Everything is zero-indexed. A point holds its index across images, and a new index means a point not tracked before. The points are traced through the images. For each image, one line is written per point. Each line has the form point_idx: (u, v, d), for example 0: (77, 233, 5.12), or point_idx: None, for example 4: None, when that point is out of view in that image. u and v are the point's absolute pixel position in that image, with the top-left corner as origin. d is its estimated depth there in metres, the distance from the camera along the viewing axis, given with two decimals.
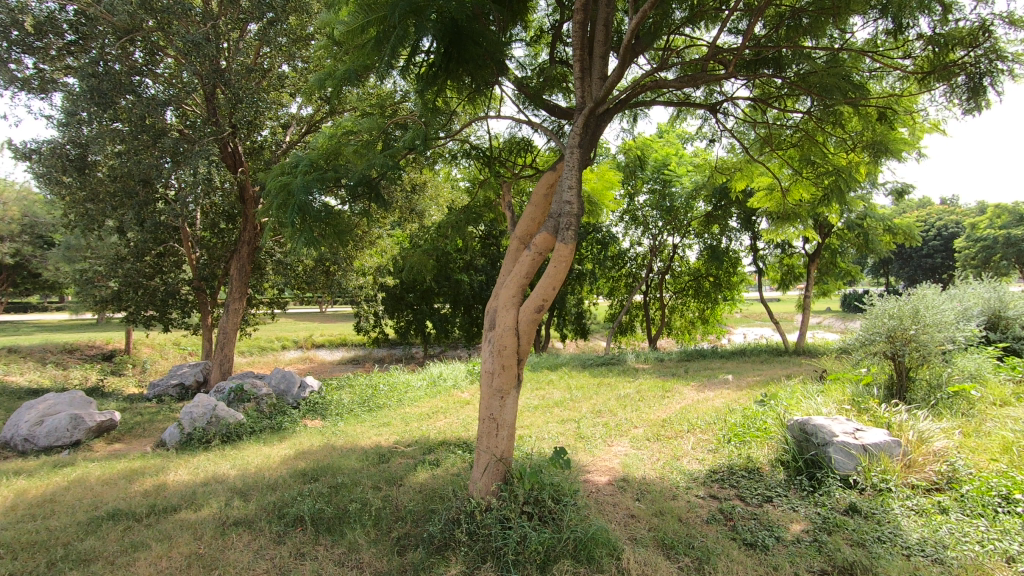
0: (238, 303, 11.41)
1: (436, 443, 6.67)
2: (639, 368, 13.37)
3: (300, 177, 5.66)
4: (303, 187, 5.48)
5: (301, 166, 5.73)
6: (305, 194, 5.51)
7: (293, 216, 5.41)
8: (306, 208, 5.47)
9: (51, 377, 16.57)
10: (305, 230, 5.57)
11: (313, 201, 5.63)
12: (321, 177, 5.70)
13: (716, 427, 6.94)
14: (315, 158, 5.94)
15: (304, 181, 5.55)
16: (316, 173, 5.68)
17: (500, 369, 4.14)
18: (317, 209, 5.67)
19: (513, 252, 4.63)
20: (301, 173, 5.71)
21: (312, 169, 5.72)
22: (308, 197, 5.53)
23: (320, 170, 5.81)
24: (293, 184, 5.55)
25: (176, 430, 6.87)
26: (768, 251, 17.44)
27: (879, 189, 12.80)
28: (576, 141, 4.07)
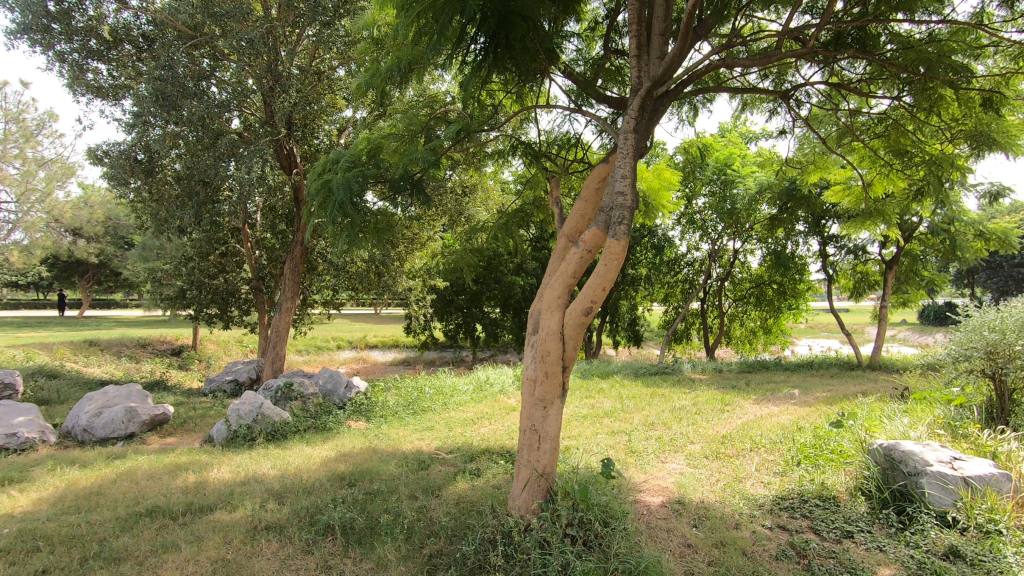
0: (291, 302, 11.58)
1: (479, 451, 6.41)
2: (696, 378, 12.68)
3: (341, 173, 5.52)
4: (343, 186, 5.35)
5: (343, 162, 5.60)
6: (346, 191, 5.36)
7: (333, 215, 5.28)
8: (347, 206, 5.34)
9: (124, 370, 17.55)
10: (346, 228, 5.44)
11: (355, 197, 5.49)
12: (362, 174, 5.56)
13: (783, 446, 6.34)
14: (357, 155, 5.81)
15: (346, 177, 5.42)
16: (357, 170, 5.54)
17: (544, 377, 3.81)
18: (358, 207, 5.54)
19: (560, 250, 4.29)
20: (342, 169, 5.58)
21: (353, 166, 5.58)
22: (349, 195, 5.39)
23: (362, 167, 5.68)
24: (333, 181, 5.42)
25: (223, 426, 6.93)
26: (840, 256, 16.22)
27: (971, 189, 11.64)
28: (631, 126, 3.70)
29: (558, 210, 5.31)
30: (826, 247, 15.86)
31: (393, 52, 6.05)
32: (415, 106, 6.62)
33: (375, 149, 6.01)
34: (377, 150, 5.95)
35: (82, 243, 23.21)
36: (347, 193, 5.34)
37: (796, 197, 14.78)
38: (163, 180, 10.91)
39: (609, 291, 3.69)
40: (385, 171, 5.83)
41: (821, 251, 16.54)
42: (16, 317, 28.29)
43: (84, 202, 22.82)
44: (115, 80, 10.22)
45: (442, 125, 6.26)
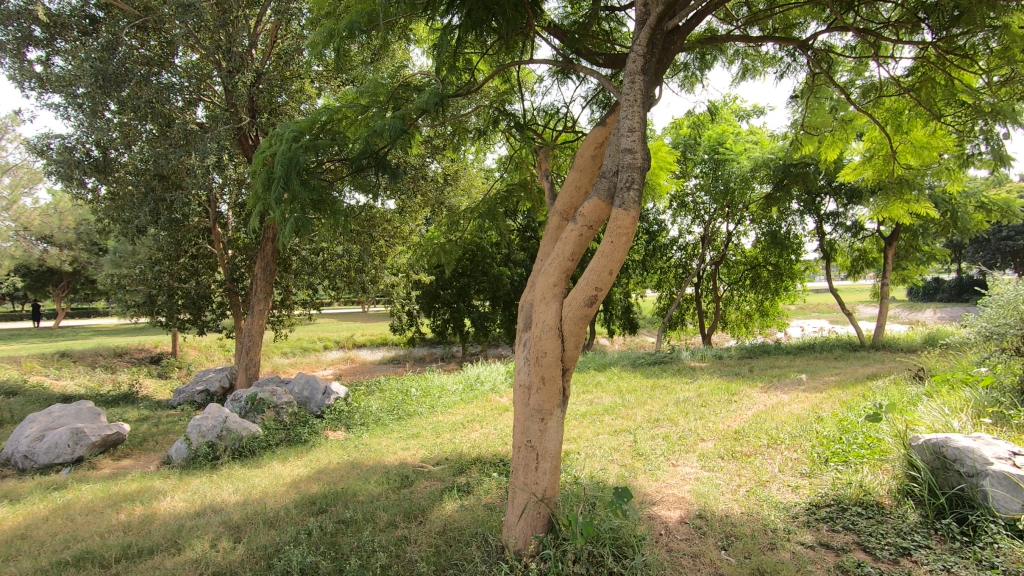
0: (263, 304, 10.78)
1: (469, 461, 5.76)
2: (696, 367, 12.09)
3: (285, 144, 4.81)
4: (289, 158, 4.67)
5: (289, 132, 4.87)
6: (293, 165, 4.69)
7: (277, 192, 4.59)
8: (294, 183, 4.67)
9: (98, 382, 16.64)
10: (292, 206, 4.76)
11: (302, 174, 4.79)
12: (312, 145, 4.88)
13: (804, 441, 5.74)
14: (306, 122, 5.07)
15: (290, 149, 4.72)
16: (305, 140, 4.84)
17: (539, 383, 3.16)
18: (307, 182, 4.88)
19: (554, 230, 3.65)
20: (285, 139, 4.85)
21: (300, 136, 4.87)
22: (297, 169, 4.72)
23: (311, 138, 4.97)
24: (277, 152, 4.72)
25: (183, 445, 6.20)
26: (837, 234, 15.72)
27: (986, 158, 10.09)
28: (637, 68, 3.10)
29: (548, 187, 4.65)
30: (822, 225, 15.35)
31: (353, 13, 5.30)
32: (383, 77, 5.93)
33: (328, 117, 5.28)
34: (329, 117, 5.21)
35: (54, 250, 22.12)
36: (295, 168, 4.66)
37: (792, 173, 14.21)
38: (123, 176, 10.09)
39: (617, 274, 3.06)
40: (339, 140, 5.15)
41: (817, 229, 16.04)
42: None
43: (52, 207, 21.72)
44: (61, 69, 9.34)
45: (412, 94, 5.57)
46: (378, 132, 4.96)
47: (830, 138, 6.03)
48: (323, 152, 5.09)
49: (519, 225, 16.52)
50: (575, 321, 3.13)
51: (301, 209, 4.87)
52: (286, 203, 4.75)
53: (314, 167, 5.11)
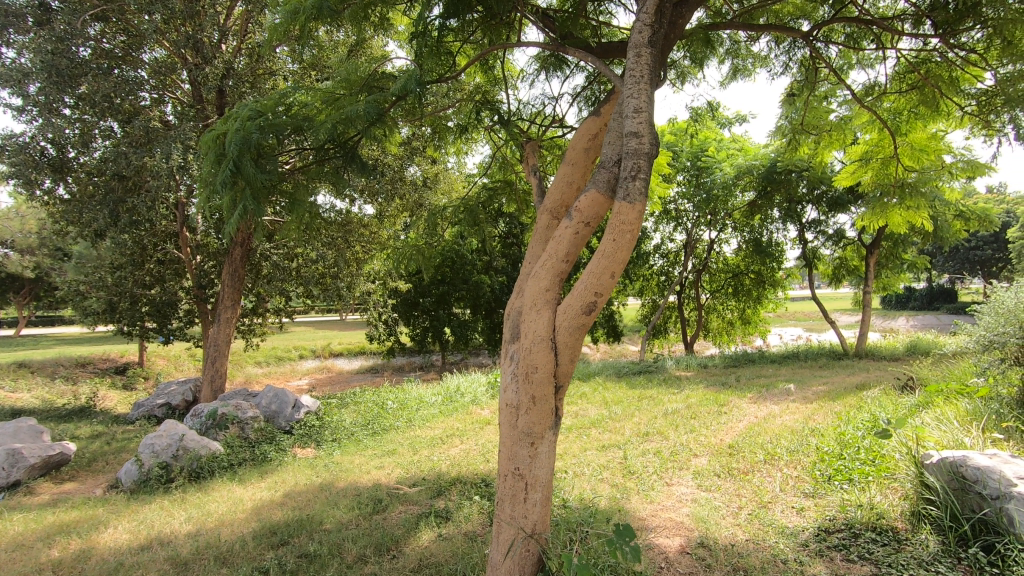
0: (230, 312, 10.19)
1: (448, 482, 5.34)
2: (682, 376, 11.82)
3: (239, 122, 4.47)
4: (242, 138, 4.32)
5: (246, 111, 4.54)
6: (247, 145, 4.34)
7: (227, 173, 4.25)
8: (247, 163, 4.32)
9: (57, 394, 15.74)
10: (245, 190, 4.41)
11: (258, 158, 4.46)
12: (270, 127, 4.55)
13: (802, 456, 5.45)
14: (265, 103, 4.74)
15: (242, 129, 4.36)
16: (261, 119, 4.51)
17: (530, 401, 2.79)
18: (262, 165, 4.53)
19: (544, 229, 3.31)
20: (240, 117, 4.53)
21: (258, 115, 4.52)
22: (251, 150, 4.38)
23: (271, 118, 4.65)
24: (231, 131, 4.38)
25: (133, 467, 5.64)
26: (819, 243, 15.71)
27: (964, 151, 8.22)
28: (644, 39, 2.90)
29: (535, 184, 4.30)
30: (805, 233, 15.30)
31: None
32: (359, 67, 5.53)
33: (291, 99, 4.97)
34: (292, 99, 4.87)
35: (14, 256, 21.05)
36: (248, 148, 4.32)
37: (775, 180, 14.15)
38: (84, 176, 9.49)
39: (619, 276, 2.73)
40: (303, 124, 4.84)
41: (799, 236, 16.00)
42: None
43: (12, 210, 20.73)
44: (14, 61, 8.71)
45: (388, 82, 5.18)
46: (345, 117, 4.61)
47: (828, 136, 5.83)
48: (285, 135, 4.77)
49: (501, 232, 16.20)
50: (571, 331, 2.78)
51: (256, 193, 4.52)
52: (238, 187, 4.40)
53: (274, 153, 4.71)
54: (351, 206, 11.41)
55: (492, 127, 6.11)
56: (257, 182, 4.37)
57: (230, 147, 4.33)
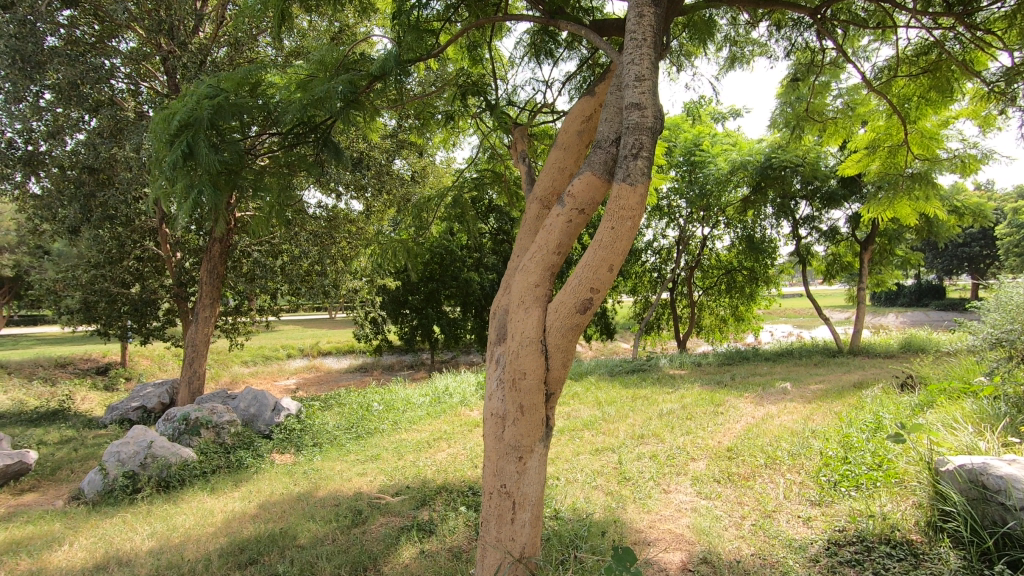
0: (208, 311, 9.82)
1: (433, 490, 5.05)
2: (676, 375, 11.57)
3: (195, 101, 4.27)
4: (193, 116, 4.12)
5: (203, 89, 4.34)
6: (202, 125, 4.15)
7: (179, 153, 4.04)
8: (200, 145, 4.10)
9: (35, 395, 15.26)
10: (200, 173, 4.22)
11: (214, 141, 4.29)
12: (230, 106, 4.34)
13: (805, 460, 5.20)
14: (226, 81, 4.54)
15: (196, 109, 4.20)
16: (220, 99, 4.30)
17: (518, 411, 2.52)
18: (221, 148, 4.28)
19: (533, 220, 3.04)
20: (196, 96, 4.34)
21: (214, 95, 4.33)
22: (206, 131, 4.19)
23: (231, 98, 4.38)
24: (184, 111, 4.21)
25: (97, 476, 5.30)
26: (813, 239, 15.53)
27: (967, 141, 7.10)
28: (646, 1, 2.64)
29: (524, 172, 3.99)
30: (799, 229, 15.10)
31: None
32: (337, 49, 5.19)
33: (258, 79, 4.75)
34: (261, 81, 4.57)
35: None
36: (202, 128, 4.13)
37: (770, 176, 13.93)
38: (54, 168, 9.05)
39: (617, 271, 2.48)
40: (266, 105, 4.65)
41: (793, 232, 15.81)
42: None
43: None
44: None
45: (365, 64, 4.86)
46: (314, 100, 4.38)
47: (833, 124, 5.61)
48: (248, 117, 4.48)
49: (491, 228, 15.91)
50: (562, 333, 2.51)
51: (213, 177, 4.32)
52: (192, 169, 4.19)
53: (233, 136, 4.48)
54: (337, 201, 11.05)
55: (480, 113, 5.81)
56: (213, 165, 4.15)
57: (184, 128, 4.14)
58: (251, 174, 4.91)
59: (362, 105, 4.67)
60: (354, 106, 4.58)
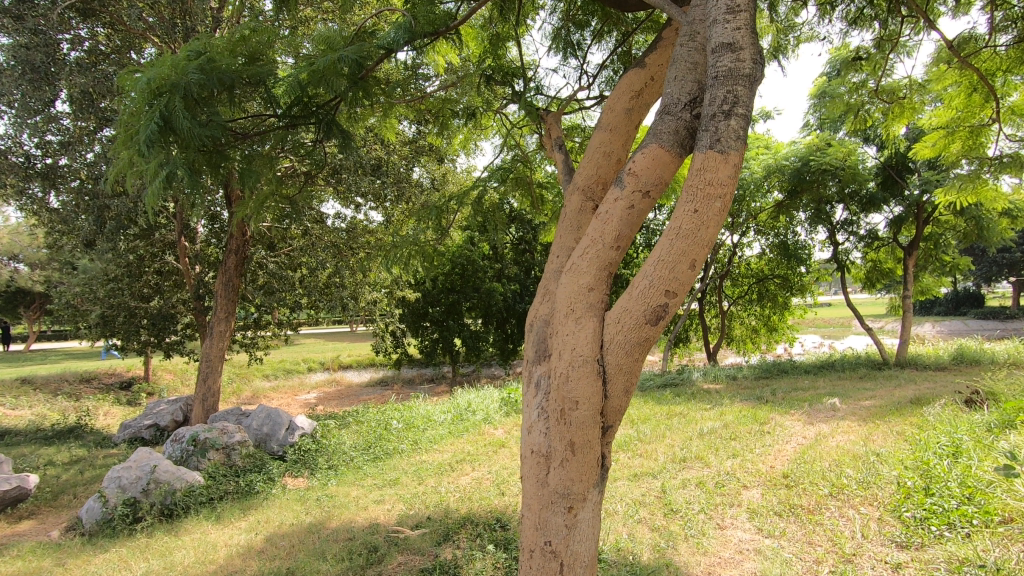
0: (223, 324, 9.51)
1: (458, 523, 4.54)
2: (711, 390, 10.86)
3: (172, 62, 4.03)
4: (172, 81, 3.87)
5: (185, 49, 4.16)
6: (180, 90, 3.89)
7: (152, 125, 3.75)
8: (177, 115, 3.83)
9: (59, 411, 15.16)
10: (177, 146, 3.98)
11: (196, 108, 4.03)
12: (216, 73, 4.09)
13: (880, 490, 4.58)
14: (217, 46, 4.39)
15: (174, 66, 3.97)
16: (202, 60, 4.06)
17: (569, 449, 2.38)
18: (200, 119, 4.01)
19: (575, 217, 2.77)
20: (176, 58, 4.13)
21: (197, 57, 4.12)
22: (185, 97, 3.93)
23: (216, 60, 4.17)
24: (160, 76, 3.94)
25: (96, 504, 4.90)
26: (850, 244, 14.75)
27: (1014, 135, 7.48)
28: None
29: (560, 159, 3.57)
30: (836, 234, 14.35)
31: None
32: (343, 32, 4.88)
33: (258, 44, 4.62)
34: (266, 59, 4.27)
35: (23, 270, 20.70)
36: (180, 94, 3.87)
37: (806, 180, 13.17)
38: (69, 179, 8.88)
39: (679, 298, 2.32)
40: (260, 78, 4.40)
41: (830, 238, 15.04)
42: None
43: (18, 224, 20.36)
44: None
45: (376, 44, 4.64)
46: (320, 76, 4.28)
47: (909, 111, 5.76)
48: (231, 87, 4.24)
49: (512, 238, 15.48)
50: (622, 355, 2.37)
51: (192, 152, 4.06)
52: (168, 143, 3.94)
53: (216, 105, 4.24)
54: (358, 213, 10.74)
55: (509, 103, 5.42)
56: (193, 139, 3.89)
57: (157, 94, 3.88)
58: (234, 155, 4.61)
59: (369, 83, 4.66)
60: (365, 82, 4.57)
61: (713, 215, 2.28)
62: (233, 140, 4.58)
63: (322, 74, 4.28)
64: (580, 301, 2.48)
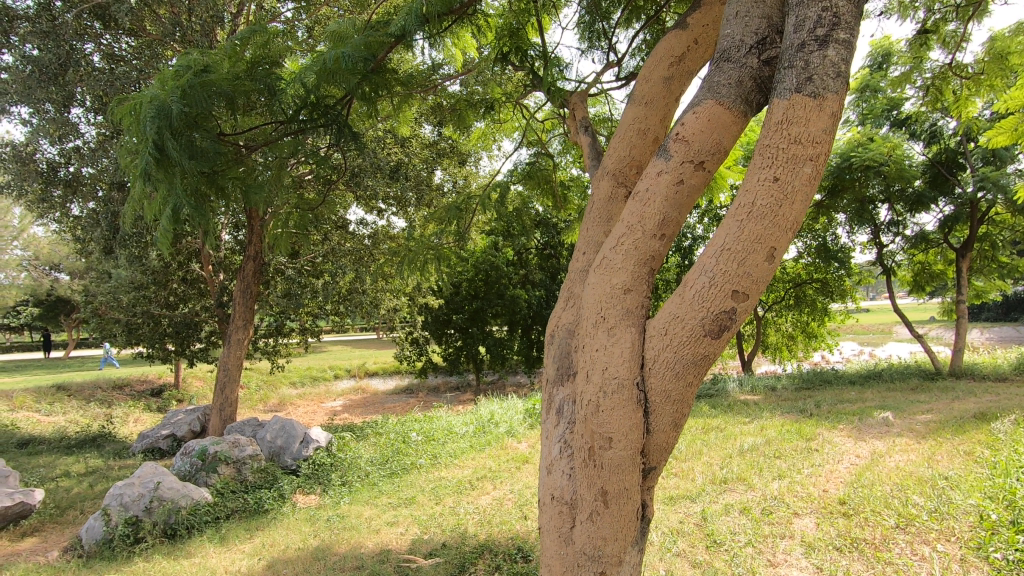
0: (241, 333, 9.32)
1: (475, 551, 4.13)
2: (749, 401, 10.22)
3: (160, 85, 3.58)
4: (159, 106, 3.39)
5: (170, 68, 3.73)
6: (165, 115, 3.40)
7: (148, 159, 3.37)
8: (171, 142, 3.40)
9: (91, 418, 15.28)
10: (177, 175, 3.55)
11: (193, 133, 3.64)
12: (204, 89, 3.66)
13: (958, 524, 3.99)
14: (215, 56, 4.08)
15: (159, 89, 3.56)
16: (187, 78, 3.60)
17: (602, 497, 2.12)
18: (194, 144, 3.59)
19: (606, 207, 2.47)
20: (163, 77, 3.72)
21: (185, 74, 3.65)
22: (172, 122, 3.45)
23: (204, 75, 3.73)
24: (148, 101, 3.48)
25: (97, 522, 4.65)
26: (896, 246, 13.84)
27: None
28: None
29: (587, 144, 3.31)
30: (881, 235, 13.51)
31: None
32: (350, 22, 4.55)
33: (271, 44, 4.39)
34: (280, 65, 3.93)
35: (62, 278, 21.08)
36: (166, 119, 3.39)
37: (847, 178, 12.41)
38: (91, 189, 8.80)
39: (738, 312, 2.01)
40: (267, 86, 4.05)
41: (873, 239, 14.19)
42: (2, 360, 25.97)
43: None
44: None
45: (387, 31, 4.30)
46: (325, 73, 3.96)
47: (977, 81, 5.50)
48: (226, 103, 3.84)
49: (537, 243, 15.06)
50: (668, 377, 2.06)
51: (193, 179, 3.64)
52: (170, 173, 3.53)
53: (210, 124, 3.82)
54: (380, 219, 10.48)
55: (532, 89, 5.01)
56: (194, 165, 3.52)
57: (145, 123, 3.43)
58: (242, 165, 4.24)
59: (383, 76, 4.34)
60: (375, 74, 4.23)
61: (799, 185, 1.95)
62: (237, 154, 4.23)
63: (327, 72, 3.98)
64: (615, 310, 2.19)
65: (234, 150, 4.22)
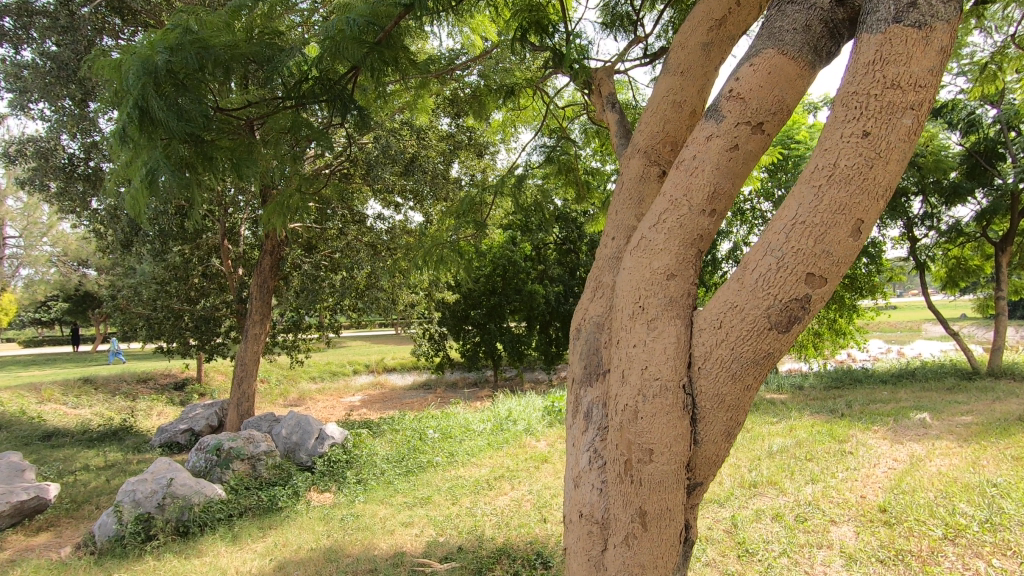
0: (259, 328, 9.27)
1: (493, 556, 3.95)
2: (776, 400, 9.88)
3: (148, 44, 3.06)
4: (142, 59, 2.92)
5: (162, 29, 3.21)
6: (148, 72, 2.92)
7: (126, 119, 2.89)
8: (153, 101, 2.91)
9: (116, 411, 15.50)
10: (161, 142, 3.13)
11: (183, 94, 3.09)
12: (196, 47, 3.11)
13: (1013, 539, 3.69)
14: (212, 21, 3.46)
15: (146, 46, 3.06)
16: (178, 36, 3.08)
17: (640, 518, 1.99)
18: (180, 106, 3.03)
19: (640, 185, 2.35)
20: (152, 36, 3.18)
21: (179, 32, 3.13)
22: (154, 79, 2.96)
23: (200, 35, 3.21)
24: (131, 57, 2.98)
25: (110, 518, 4.59)
26: (929, 240, 13.28)
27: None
28: None
29: (614, 122, 3.15)
30: (914, 229, 12.94)
31: None
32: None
33: (272, 12, 3.92)
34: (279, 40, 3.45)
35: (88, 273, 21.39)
36: (148, 73, 2.91)
37: None
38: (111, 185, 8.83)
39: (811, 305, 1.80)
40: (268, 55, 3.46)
41: (904, 234, 13.60)
42: (32, 354, 26.53)
43: None
44: None
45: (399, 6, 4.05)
46: (330, 46, 3.47)
47: None
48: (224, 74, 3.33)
49: (556, 238, 14.82)
50: (720, 376, 1.89)
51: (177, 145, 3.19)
52: (153, 138, 3.11)
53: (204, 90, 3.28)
54: (397, 213, 10.33)
55: (552, 70, 4.82)
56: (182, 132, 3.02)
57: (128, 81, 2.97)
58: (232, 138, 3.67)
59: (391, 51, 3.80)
60: (384, 46, 3.72)
61: (897, 140, 1.74)
62: (233, 129, 3.66)
63: (333, 43, 3.47)
64: (658, 300, 2.03)
65: (231, 124, 3.67)
